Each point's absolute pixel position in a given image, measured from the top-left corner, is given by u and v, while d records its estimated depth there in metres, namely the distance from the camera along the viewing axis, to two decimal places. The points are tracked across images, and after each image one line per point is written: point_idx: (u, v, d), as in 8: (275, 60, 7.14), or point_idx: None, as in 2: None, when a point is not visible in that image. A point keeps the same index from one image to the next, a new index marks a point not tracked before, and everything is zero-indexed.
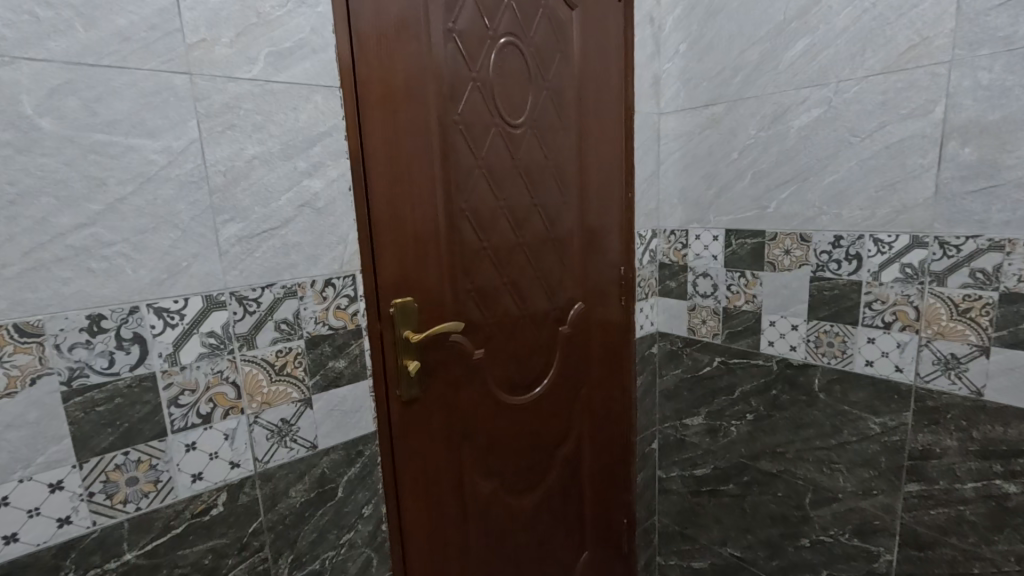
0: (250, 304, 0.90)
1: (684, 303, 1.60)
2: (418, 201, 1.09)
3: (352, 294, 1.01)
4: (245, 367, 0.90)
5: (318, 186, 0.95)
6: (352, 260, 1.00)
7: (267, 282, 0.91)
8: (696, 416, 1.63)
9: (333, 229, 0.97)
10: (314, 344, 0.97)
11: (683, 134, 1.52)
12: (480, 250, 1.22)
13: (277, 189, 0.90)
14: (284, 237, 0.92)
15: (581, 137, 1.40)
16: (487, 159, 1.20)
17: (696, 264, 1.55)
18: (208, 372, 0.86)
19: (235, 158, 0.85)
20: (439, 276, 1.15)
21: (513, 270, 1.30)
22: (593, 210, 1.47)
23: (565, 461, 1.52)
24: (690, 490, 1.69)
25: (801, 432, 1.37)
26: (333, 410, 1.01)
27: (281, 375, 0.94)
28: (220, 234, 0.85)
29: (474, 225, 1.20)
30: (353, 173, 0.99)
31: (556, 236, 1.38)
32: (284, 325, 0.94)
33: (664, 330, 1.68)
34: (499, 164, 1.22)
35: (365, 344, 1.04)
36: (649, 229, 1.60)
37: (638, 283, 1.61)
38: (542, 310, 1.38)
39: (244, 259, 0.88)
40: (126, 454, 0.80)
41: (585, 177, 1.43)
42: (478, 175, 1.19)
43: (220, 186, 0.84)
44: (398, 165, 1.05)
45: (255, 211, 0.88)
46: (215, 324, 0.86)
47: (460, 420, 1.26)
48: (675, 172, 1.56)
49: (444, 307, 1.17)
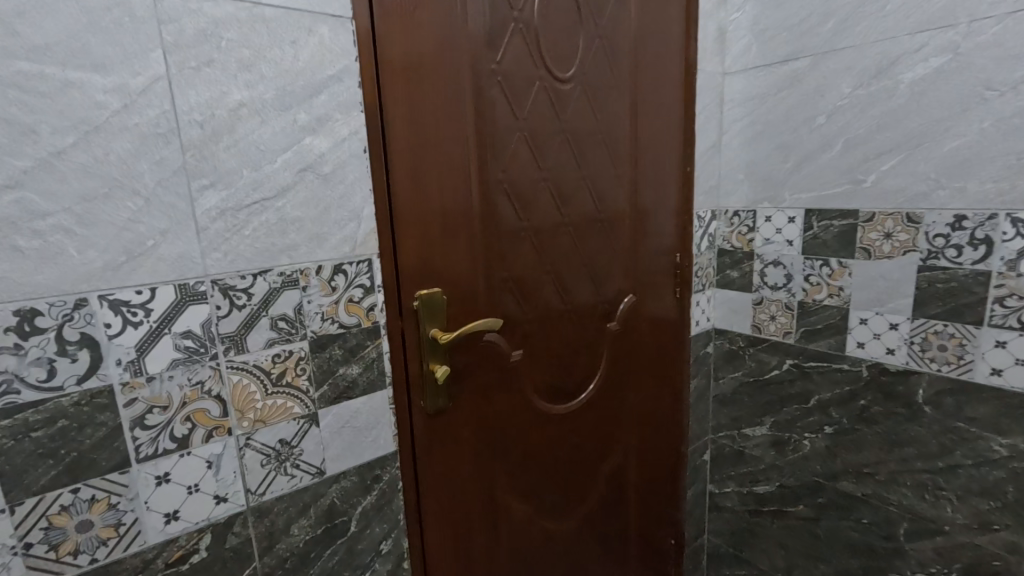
0: (239, 296, 0.70)
1: (748, 296, 1.38)
2: (448, 169, 0.88)
3: (368, 284, 0.81)
4: (233, 377, 0.71)
5: (324, 146, 0.74)
6: (367, 241, 0.80)
7: (260, 268, 0.71)
8: (759, 426, 1.41)
9: (343, 202, 0.77)
10: (320, 347, 0.77)
11: (753, 97, 1.28)
12: (520, 232, 1.00)
13: (272, 149, 0.70)
14: (282, 211, 0.72)
15: (637, 99, 1.17)
16: (529, 120, 0.98)
17: (765, 251, 1.32)
18: (184, 384, 0.67)
19: (216, 105, 0.65)
20: (471, 263, 0.94)
21: (558, 258, 1.08)
22: (648, 186, 1.24)
23: (611, 477, 1.31)
24: (749, 508, 1.48)
25: (897, 451, 1.15)
26: (345, 427, 0.82)
27: (279, 387, 0.74)
28: (199, 205, 0.65)
29: (513, 200, 0.98)
30: (368, 131, 0.79)
31: (607, 216, 1.17)
32: (282, 324, 0.74)
33: (721, 327, 1.46)
34: (543, 128, 1.00)
35: (383, 346, 0.84)
36: (709, 209, 1.38)
37: (695, 273, 1.39)
38: (589, 304, 1.17)
39: (229, 237, 0.68)
40: (75, 492, 0.61)
41: (640, 148, 1.20)
42: (519, 140, 0.97)
43: (197, 141, 0.64)
44: (424, 124, 0.84)
45: (244, 177, 0.68)
46: (192, 323, 0.67)
47: (494, 436, 1.05)
48: (741, 142, 1.33)
49: (477, 300, 0.96)
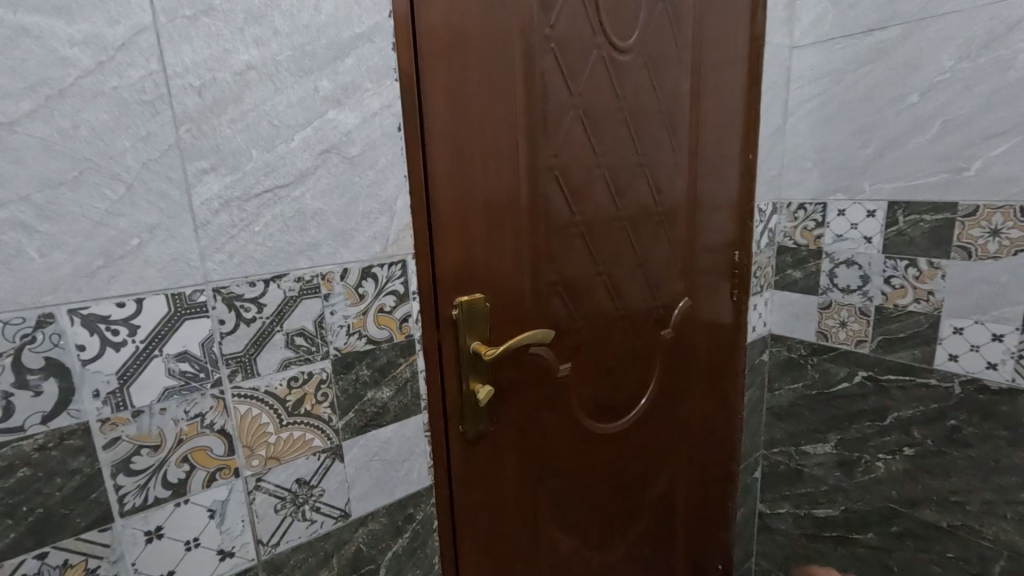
0: (247, 308, 0.56)
1: (813, 299, 1.23)
2: (494, 152, 0.74)
3: (402, 290, 0.67)
4: (241, 407, 0.57)
5: (351, 121, 0.60)
6: (400, 239, 0.66)
7: (273, 273, 0.57)
8: (821, 443, 1.27)
9: (373, 192, 0.63)
10: (345, 367, 0.64)
11: (826, 74, 1.13)
12: (572, 228, 0.86)
13: (287, 124, 0.56)
14: (300, 201, 0.58)
15: (700, 75, 1.02)
16: (585, 96, 0.83)
17: (837, 249, 1.17)
18: (180, 417, 0.54)
19: (217, 66, 0.51)
20: (518, 264, 0.80)
21: (611, 257, 0.93)
22: (709, 175, 1.09)
23: (660, 502, 1.17)
24: (806, 533, 1.34)
25: (995, 480, 1.01)
26: (373, 461, 0.69)
27: (296, 417, 0.61)
28: (197, 195, 0.52)
29: (566, 190, 0.84)
30: (403, 103, 0.64)
31: (665, 208, 1.02)
32: (301, 340, 0.60)
33: (779, 332, 1.32)
34: (600, 106, 0.85)
35: (417, 363, 0.71)
36: (770, 202, 1.23)
37: (754, 272, 1.24)
38: (643, 310, 1.02)
39: (235, 235, 0.54)
40: (43, 557, 0.49)
41: (701, 131, 1.05)
42: (574, 119, 0.83)
43: (193, 113, 0.51)
44: (468, 96, 0.70)
45: (254, 159, 0.54)
46: (189, 342, 0.53)
47: (540, 463, 0.91)
48: (809, 126, 1.18)
49: (523, 307, 0.82)
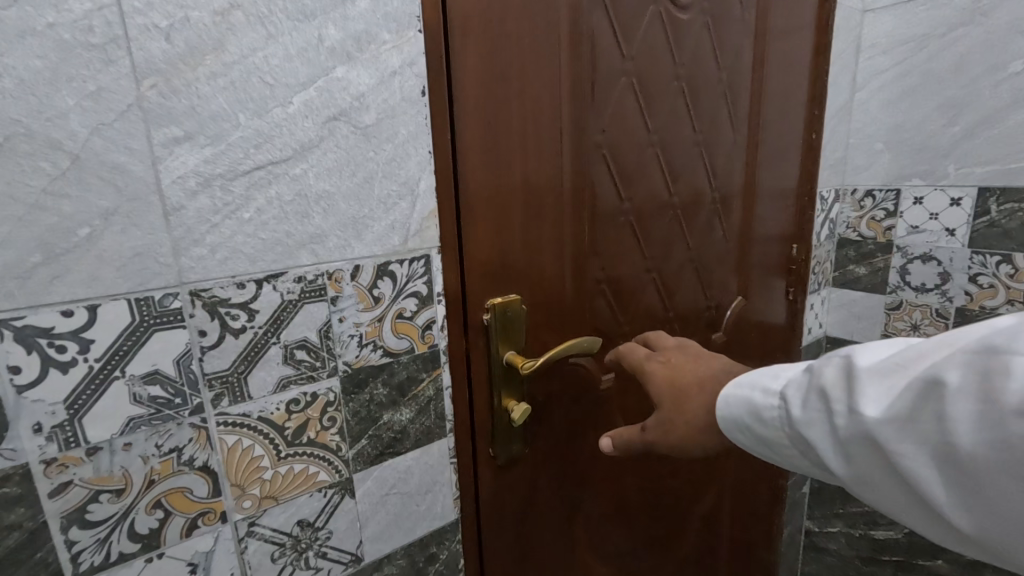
0: (234, 316, 0.45)
1: (879, 298, 1.09)
2: (535, 125, 0.61)
3: (425, 292, 0.56)
4: (228, 438, 0.46)
5: (364, 81, 0.48)
6: (423, 229, 0.54)
7: (267, 271, 0.46)
8: None
9: (392, 170, 0.51)
10: (356, 385, 0.53)
11: (907, 41, 0.97)
12: (621, 217, 0.73)
13: (284, 82, 0.44)
14: (300, 181, 0.46)
15: (765, 40, 0.88)
16: (639, 59, 0.70)
17: (911, 242, 1.03)
18: (150, 453, 0.43)
19: (191, 1, 0.39)
20: (559, 258, 0.67)
21: (662, 251, 0.81)
22: (770, 156, 0.95)
23: (705, 523, 1.05)
24: (862, 555, 1.22)
25: None
26: (390, 494, 0.58)
27: (296, 447, 0.50)
28: (168, 171, 0.40)
29: (615, 171, 0.71)
30: (427, 60, 0.52)
31: (721, 194, 0.88)
32: (301, 355, 0.49)
33: (837, 334, 1.18)
34: (655, 71, 0.72)
35: (442, 379, 0.59)
36: (833, 188, 1.09)
37: (813, 268, 1.10)
38: (694, 310, 0.89)
39: (218, 223, 0.43)
40: None
41: (763, 106, 0.91)
42: (626, 88, 0.69)
43: (160, 63, 0.39)
44: (505, 55, 0.57)
45: (241, 126, 0.43)
46: (160, 359, 0.42)
47: (579, 489, 0.79)
48: (881, 102, 1.03)
49: (564, 309, 0.70)
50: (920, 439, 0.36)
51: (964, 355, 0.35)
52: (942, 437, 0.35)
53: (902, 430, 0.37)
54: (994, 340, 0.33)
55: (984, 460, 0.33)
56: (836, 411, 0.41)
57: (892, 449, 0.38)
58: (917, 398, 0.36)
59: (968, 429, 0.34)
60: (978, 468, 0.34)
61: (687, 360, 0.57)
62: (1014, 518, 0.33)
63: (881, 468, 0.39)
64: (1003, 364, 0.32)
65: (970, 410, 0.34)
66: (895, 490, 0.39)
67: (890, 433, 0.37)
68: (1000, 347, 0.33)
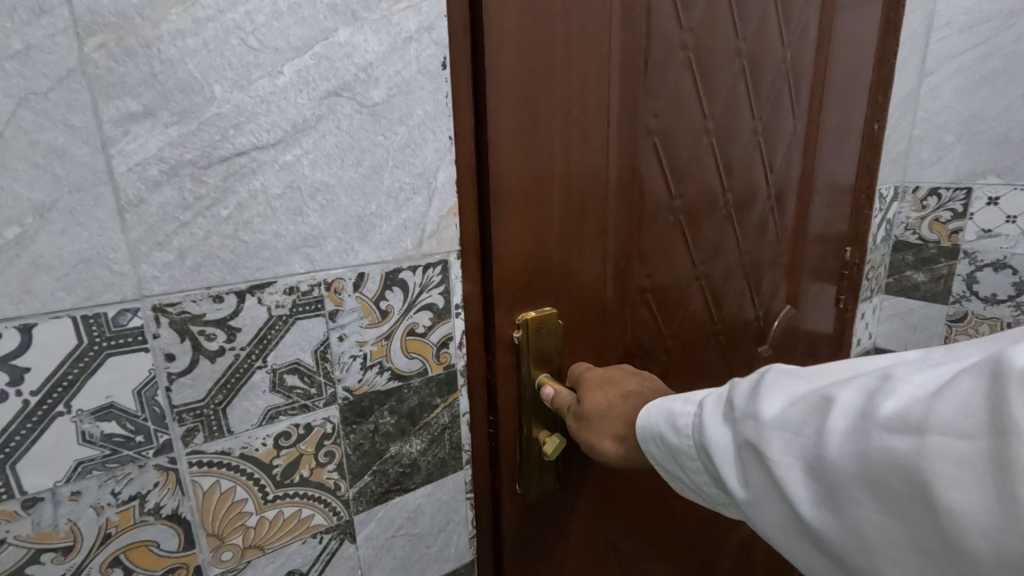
0: (211, 335, 0.36)
1: (940, 309, 0.99)
2: (579, 106, 0.51)
3: (441, 304, 0.47)
4: (202, 481, 0.38)
5: (372, 48, 0.39)
6: (440, 229, 0.45)
7: (251, 281, 0.37)
8: None
9: (405, 159, 0.42)
10: (358, 415, 0.44)
11: (987, 20, 0.86)
12: (670, 215, 0.64)
13: (271, 46, 0.35)
14: (294, 172, 0.38)
15: (834, 13, 0.76)
16: (698, 31, 0.60)
17: (981, 248, 0.92)
18: (105, 502, 0.35)
19: None
20: (599, 262, 0.58)
21: (711, 255, 0.71)
22: (829, 148, 0.85)
23: (739, 552, 0.96)
24: None
25: None
26: (398, 537, 0.50)
27: (287, 488, 0.42)
28: (124, 156, 0.32)
29: (666, 161, 0.61)
30: (450, 24, 0.43)
31: (776, 190, 0.78)
32: (293, 381, 0.41)
33: (888, 347, 1.08)
34: (715, 44, 0.62)
35: (459, 404, 0.51)
36: (892, 185, 0.98)
37: (866, 273, 0.99)
38: (741, 321, 0.80)
39: (189, 223, 0.34)
40: None
41: (825, 90, 0.80)
42: (683, 65, 0.59)
43: (110, 15, 0.30)
44: (551, 17, 0.47)
45: (218, 101, 0.34)
46: (115, 391, 0.34)
47: (612, 524, 0.70)
48: (954, 89, 0.91)
49: (602, 322, 0.61)
50: (802, 452, 0.32)
51: (862, 379, 0.32)
52: (819, 447, 0.31)
53: (783, 436, 0.33)
54: (891, 368, 0.31)
55: (853, 478, 0.29)
56: (734, 422, 0.36)
57: (769, 459, 0.33)
58: (806, 411, 0.33)
59: (844, 445, 0.30)
60: (849, 487, 0.29)
61: (622, 373, 0.54)
62: (885, 550, 0.28)
63: (761, 488, 0.34)
64: (890, 386, 0.29)
65: (848, 425, 0.30)
66: (766, 508, 0.34)
67: (771, 442, 0.33)
68: (892, 373, 0.30)
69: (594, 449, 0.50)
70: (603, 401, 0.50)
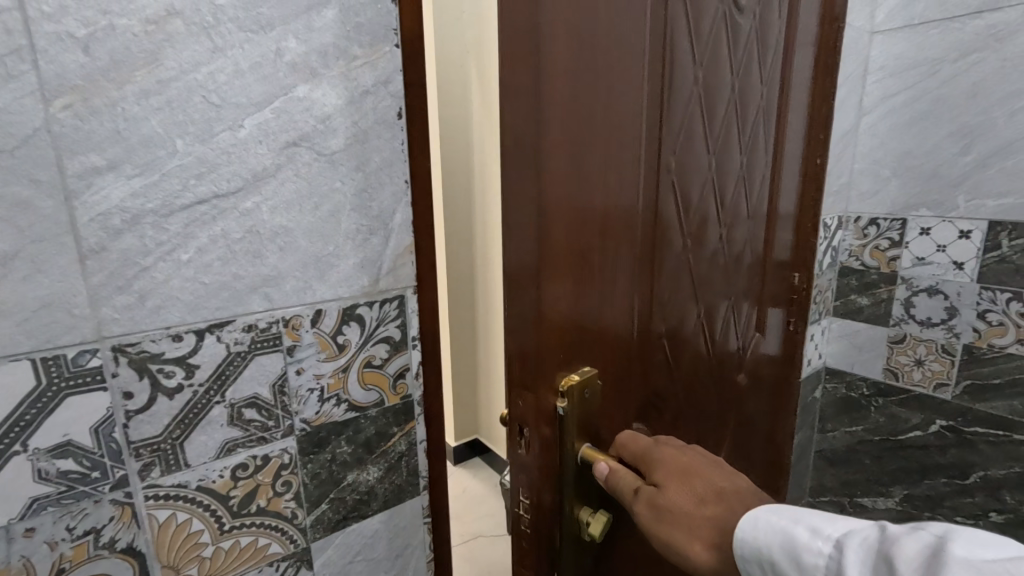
0: (169, 373, 0.38)
1: (882, 332, 1.04)
2: (619, 136, 0.48)
3: (398, 337, 0.50)
4: (158, 514, 0.39)
5: (329, 101, 0.42)
6: (396, 267, 0.48)
7: (210, 320, 0.39)
8: (886, 498, 1.07)
9: (363, 203, 0.45)
10: (315, 445, 0.46)
11: (916, 65, 0.93)
12: (686, 256, 0.61)
13: (233, 102, 0.38)
14: (253, 217, 0.40)
15: (793, 54, 0.81)
16: (708, 72, 0.60)
17: (916, 276, 0.98)
18: (60, 538, 0.36)
19: (116, 6, 0.33)
20: (630, 308, 0.53)
21: (711, 292, 0.70)
22: (788, 183, 0.90)
23: None
24: None
25: None
26: (355, 562, 0.51)
27: (243, 518, 0.44)
28: (86, 208, 0.33)
29: (685, 200, 0.59)
30: (408, 78, 0.46)
31: (755, 223, 0.81)
32: (251, 415, 0.42)
33: (838, 367, 1.12)
34: (718, 86, 0.63)
35: (416, 432, 0.53)
36: (836, 215, 1.04)
37: (814, 297, 1.05)
38: (730, 354, 0.80)
39: (150, 267, 0.36)
40: None
41: (784, 128, 0.85)
42: (699, 104, 0.58)
43: (76, 78, 0.32)
44: (591, 51, 0.44)
45: (180, 153, 0.36)
46: (72, 429, 0.35)
47: None
48: (889, 127, 0.98)
49: (633, 376, 0.55)
50: None
51: None
52: None
53: None
54: None
55: None
56: None
57: None
58: None
59: None
60: None
61: (701, 463, 0.50)
62: None
63: None
64: None
65: None
66: None
67: None
68: None
69: (669, 548, 0.45)
70: (677, 491, 0.46)
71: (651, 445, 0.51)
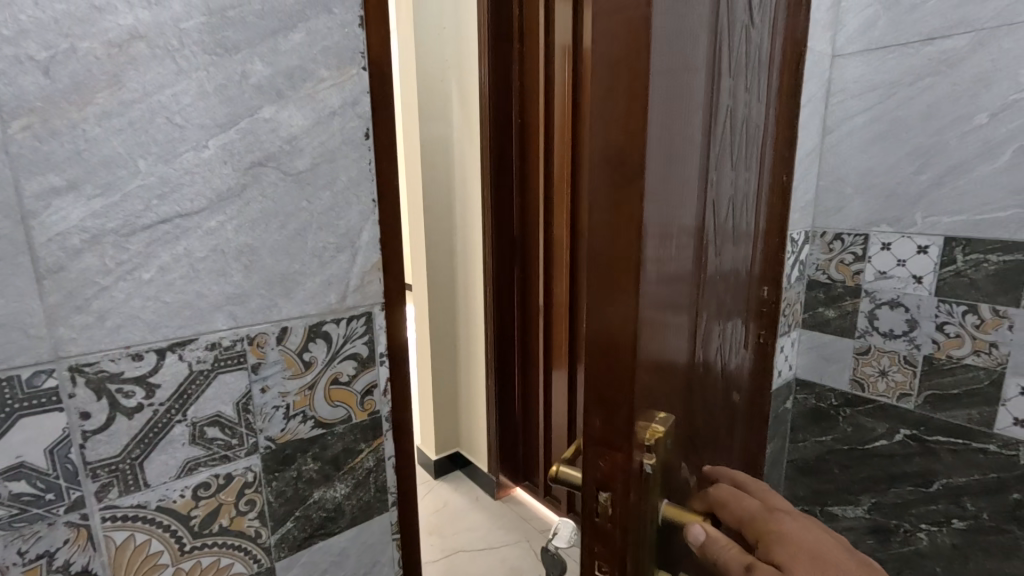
0: (128, 393, 0.38)
1: (848, 344, 1.06)
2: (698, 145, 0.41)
3: (366, 354, 0.50)
4: (116, 535, 0.39)
5: (295, 123, 0.42)
6: (363, 284, 0.49)
7: (172, 339, 0.39)
8: (854, 507, 1.08)
9: (330, 221, 0.46)
10: (280, 463, 0.46)
11: (875, 88, 0.96)
12: (723, 284, 0.56)
13: (198, 123, 0.38)
14: (216, 236, 0.40)
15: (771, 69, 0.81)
16: (751, 87, 0.56)
17: (879, 288, 1.01)
18: (10, 562, 0.35)
19: (78, 30, 0.33)
20: (688, 342, 0.46)
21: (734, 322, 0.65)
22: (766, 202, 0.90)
23: None
24: None
25: None
26: None
27: (205, 537, 0.43)
28: (44, 228, 0.33)
29: (728, 222, 0.53)
30: (376, 100, 0.47)
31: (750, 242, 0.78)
32: (214, 433, 0.42)
33: (807, 378, 1.12)
34: (754, 103, 0.59)
35: (385, 449, 0.53)
36: (803, 231, 1.06)
37: (782, 311, 1.06)
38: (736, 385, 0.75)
39: (109, 286, 0.36)
40: None
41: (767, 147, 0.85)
42: (743, 121, 0.54)
43: (36, 100, 0.32)
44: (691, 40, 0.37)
45: (142, 173, 0.36)
46: (26, 450, 0.35)
47: None
48: (851, 147, 1.00)
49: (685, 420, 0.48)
50: None
51: None
52: None
53: None
54: None
55: None
56: None
57: None
58: None
59: None
60: None
61: (823, 542, 0.43)
62: None
63: None
64: None
65: None
66: None
67: None
68: None
69: None
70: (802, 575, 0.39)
71: (761, 514, 0.45)
